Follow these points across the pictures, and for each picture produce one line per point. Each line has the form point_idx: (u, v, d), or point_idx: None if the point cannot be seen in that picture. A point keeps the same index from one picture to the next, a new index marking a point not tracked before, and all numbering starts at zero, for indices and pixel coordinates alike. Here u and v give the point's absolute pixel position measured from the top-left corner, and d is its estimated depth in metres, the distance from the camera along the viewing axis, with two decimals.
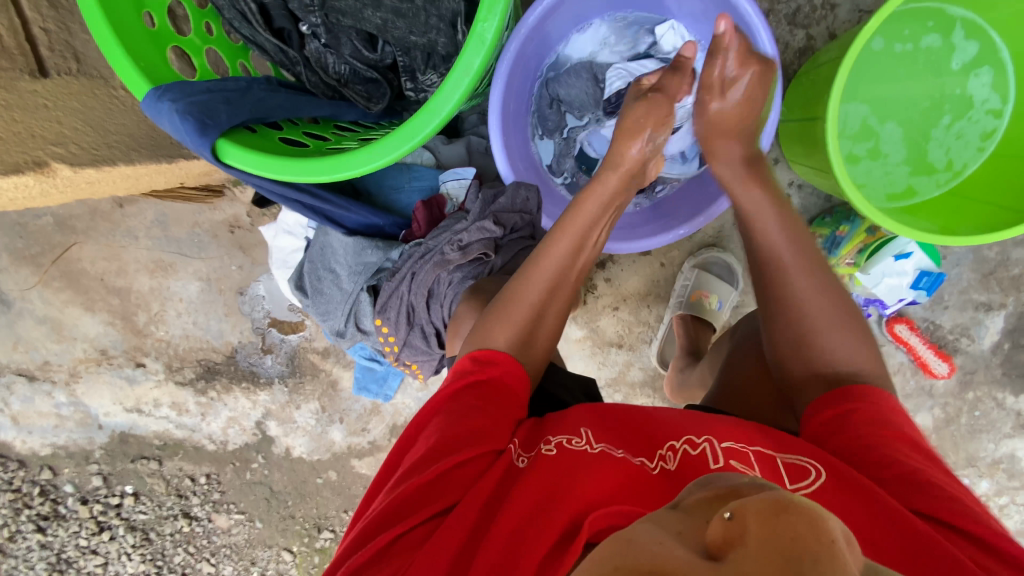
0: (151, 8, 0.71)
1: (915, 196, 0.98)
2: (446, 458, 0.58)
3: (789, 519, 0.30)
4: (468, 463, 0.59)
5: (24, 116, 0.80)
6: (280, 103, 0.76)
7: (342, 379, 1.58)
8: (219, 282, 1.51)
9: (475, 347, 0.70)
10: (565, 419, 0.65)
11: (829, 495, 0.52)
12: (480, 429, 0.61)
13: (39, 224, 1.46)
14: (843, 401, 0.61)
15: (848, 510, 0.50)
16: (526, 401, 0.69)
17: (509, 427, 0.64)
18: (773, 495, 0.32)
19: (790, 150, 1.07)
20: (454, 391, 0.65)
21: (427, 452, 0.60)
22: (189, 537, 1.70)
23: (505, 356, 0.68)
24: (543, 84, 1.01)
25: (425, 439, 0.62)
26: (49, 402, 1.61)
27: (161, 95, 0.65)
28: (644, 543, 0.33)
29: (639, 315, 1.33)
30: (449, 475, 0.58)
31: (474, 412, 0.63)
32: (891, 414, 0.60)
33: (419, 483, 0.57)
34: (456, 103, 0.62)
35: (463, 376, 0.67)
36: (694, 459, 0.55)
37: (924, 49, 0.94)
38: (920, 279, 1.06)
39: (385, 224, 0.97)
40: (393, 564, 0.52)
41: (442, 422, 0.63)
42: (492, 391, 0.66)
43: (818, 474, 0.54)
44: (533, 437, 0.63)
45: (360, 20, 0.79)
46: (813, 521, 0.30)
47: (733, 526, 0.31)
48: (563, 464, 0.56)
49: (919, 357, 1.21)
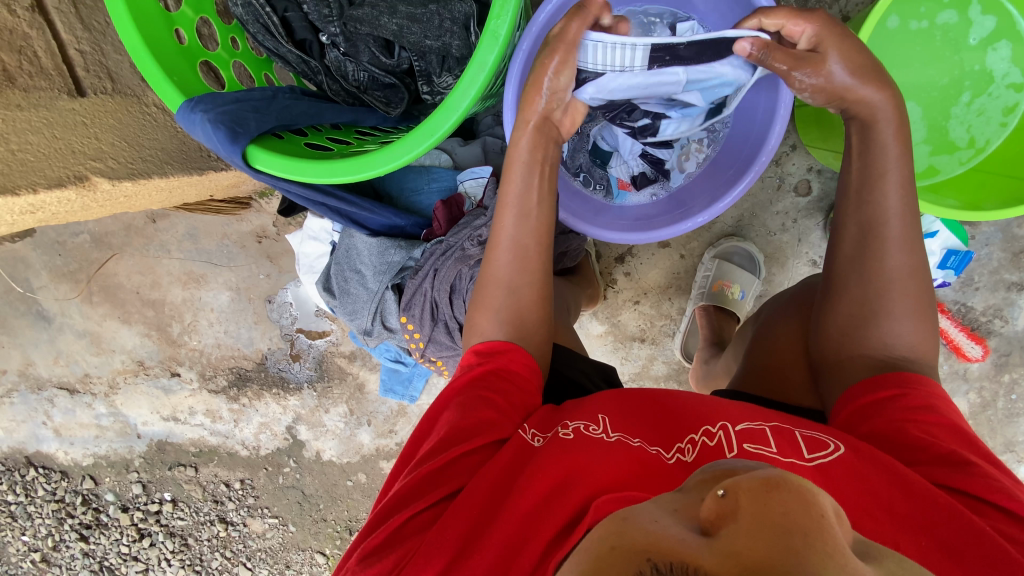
0: (180, 26, 0.75)
1: (937, 175, 0.97)
2: (457, 446, 0.59)
3: (779, 496, 0.31)
4: (476, 450, 0.60)
5: (65, 133, 0.83)
6: (304, 110, 0.79)
7: (368, 382, 1.61)
8: (249, 291, 1.55)
9: (476, 341, 0.73)
10: (582, 405, 0.66)
11: (849, 466, 0.51)
12: (488, 418, 0.62)
13: (77, 242, 1.52)
14: (879, 388, 0.60)
15: (868, 483, 0.50)
16: (537, 388, 0.71)
17: (522, 415, 0.65)
18: (764, 474, 0.33)
19: (808, 135, 1.07)
20: (468, 380, 0.67)
21: (436, 441, 0.61)
22: (225, 542, 1.75)
23: (511, 346, 0.70)
24: None
25: (438, 427, 0.63)
26: (90, 413, 1.68)
27: (195, 106, 0.68)
28: (642, 524, 0.34)
29: (660, 308, 1.33)
30: (459, 461, 0.59)
31: (483, 401, 0.64)
32: (925, 395, 0.58)
33: (427, 470, 0.58)
34: (472, 99, 0.64)
35: (470, 368, 0.69)
36: (713, 447, 0.54)
37: (941, 26, 0.92)
38: (947, 258, 1.03)
39: (406, 225, 0.99)
40: (403, 546, 0.53)
41: (454, 409, 0.64)
42: (501, 379, 0.67)
43: (837, 447, 0.53)
44: (547, 421, 0.64)
45: (376, 27, 0.82)
46: (804, 498, 0.31)
47: (725, 503, 0.32)
48: (578, 447, 0.56)
49: (952, 341, 1.20)
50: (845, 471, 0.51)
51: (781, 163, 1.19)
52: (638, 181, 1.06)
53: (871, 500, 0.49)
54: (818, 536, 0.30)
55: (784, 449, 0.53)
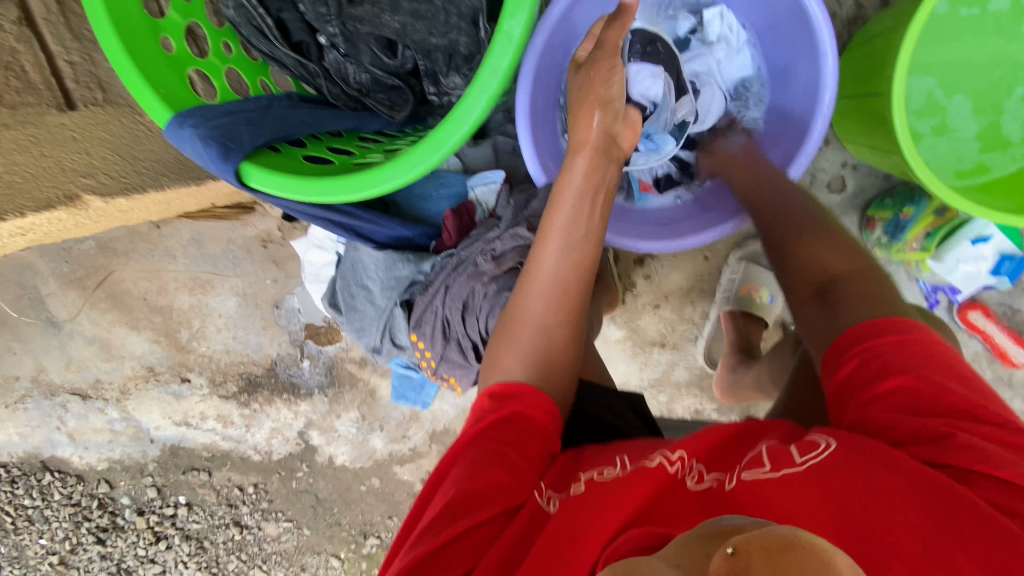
0: (168, 33, 0.71)
1: (987, 173, 0.88)
2: (463, 519, 0.53)
3: (794, 556, 0.31)
4: (486, 522, 0.54)
5: (53, 149, 0.81)
6: (302, 120, 0.73)
7: (380, 388, 1.58)
8: (256, 296, 1.52)
9: (493, 380, 0.68)
10: (597, 454, 0.62)
11: (831, 470, 0.48)
12: (500, 480, 0.56)
13: (82, 248, 1.49)
14: (868, 338, 0.58)
15: (848, 483, 0.47)
16: (555, 434, 0.66)
17: (536, 472, 0.60)
18: (773, 533, 0.33)
19: (842, 127, 0.99)
20: (473, 434, 0.61)
21: (443, 506, 0.55)
22: (241, 545, 1.74)
23: (527, 389, 0.65)
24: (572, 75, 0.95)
25: (442, 492, 0.57)
26: (102, 418, 1.66)
27: (183, 122, 0.63)
28: None
29: (682, 312, 1.27)
30: (467, 535, 0.52)
31: (495, 459, 0.58)
32: (928, 386, 0.52)
33: (431, 547, 0.51)
34: (484, 109, 0.58)
35: (482, 416, 0.64)
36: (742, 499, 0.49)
37: (993, 14, 0.84)
38: (1001, 264, 0.97)
39: (414, 235, 0.93)
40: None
41: (461, 471, 0.58)
42: (513, 429, 0.62)
43: (827, 446, 0.51)
44: (563, 479, 0.59)
45: (378, 25, 0.76)
46: (817, 558, 0.31)
47: (736, 561, 0.31)
48: (591, 505, 0.52)
49: (997, 347, 1.11)
50: (825, 473, 0.48)
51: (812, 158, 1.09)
52: (662, 184, 1.02)
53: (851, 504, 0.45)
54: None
55: (779, 466, 0.50)
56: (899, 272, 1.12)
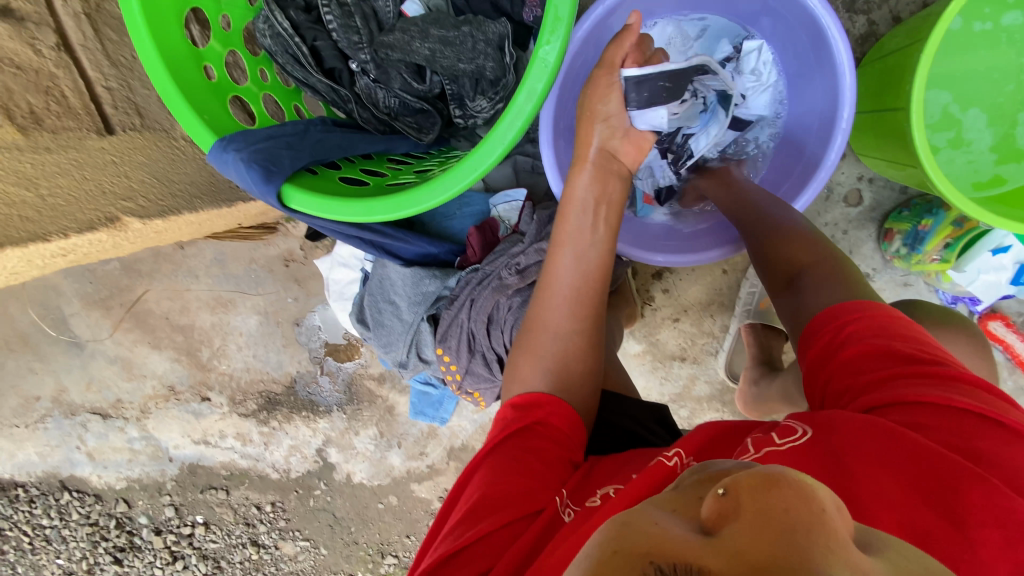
0: (210, 61, 0.73)
1: (1004, 185, 0.90)
2: (481, 523, 0.55)
3: (779, 493, 0.30)
4: (505, 526, 0.55)
5: (94, 173, 0.82)
6: (337, 143, 0.76)
7: (398, 405, 1.59)
8: (277, 314, 1.54)
9: (516, 392, 0.70)
10: (615, 465, 0.62)
11: (815, 447, 0.48)
12: (523, 487, 0.58)
13: (107, 269, 1.52)
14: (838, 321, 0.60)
15: (832, 454, 0.47)
16: (577, 444, 0.66)
17: (557, 480, 0.61)
18: (763, 473, 0.32)
19: (860, 142, 1.00)
20: (494, 444, 0.64)
21: (468, 509, 0.57)
22: (258, 564, 1.73)
23: (549, 398, 0.67)
24: None
25: (465, 500, 0.59)
26: (122, 437, 1.67)
27: (227, 146, 0.65)
28: (641, 527, 0.32)
29: (701, 326, 1.28)
30: (487, 539, 0.54)
31: (518, 466, 0.60)
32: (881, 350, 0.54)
33: (451, 549, 0.54)
34: (518, 131, 0.60)
35: (507, 425, 0.66)
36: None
37: (1006, 28, 0.86)
38: (1020, 273, 0.96)
39: (440, 252, 0.95)
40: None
41: (482, 478, 0.60)
42: (535, 437, 0.64)
43: (805, 432, 0.50)
44: (583, 489, 0.59)
45: (408, 52, 0.79)
46: (804, 494, 0.31)
47: (726, 503, 0.31)
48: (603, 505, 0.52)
49: (1018, 356, 1.11)
50: (808, 451, 0.48)
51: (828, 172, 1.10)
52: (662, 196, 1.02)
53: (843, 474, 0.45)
54: (823, 532, 0.29)
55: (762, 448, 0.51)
56: (917, 282, 1.12)
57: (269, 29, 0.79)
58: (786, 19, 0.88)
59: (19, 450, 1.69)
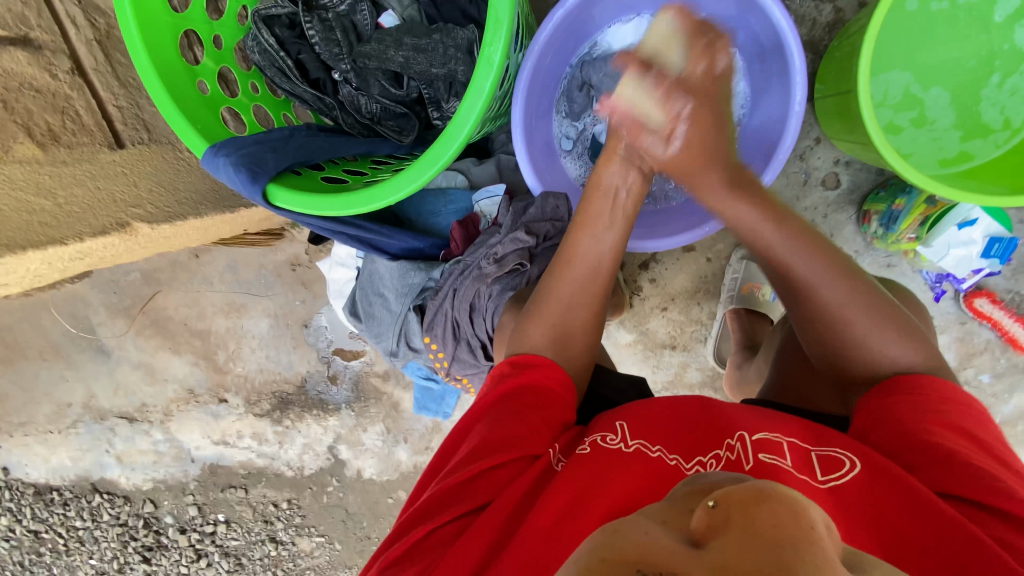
0: (203, 77, 0.82)
1: (971, 160, 0.92)
2: (480, 461, 0.58)
3: (769, 509, 0.34)
4: (503, 466, 0.58)
5: (106, 183, 0.92)
6: (320, 146, 0.82)
7: (404, 400, 1.64)
8: (287, 317, 1.62)
9: (516, 352, 0.72)
10: (602, 421, 0.65)
11: (859, 488, 0.50)
12: (519, 433, 0.60)
13: (130, 279, 1.62)
14: (886, 394, 0.60)
15: (878, 502, 0.49)
16: (570, 402, 0.69)
17: (551, 432, 0.63)
18: (755, 488, 0.36)
19: (832, 127, 1.02)
20: (497, 396, 0.65)
21: (466, 452, 0.60)
22: (277, 560, 1.80)
23: (544, 360, 0.69)
24: (578, 66, 1.02)
25: (466, 441, 0.62)
26: (147, 440, 1.76)
27: (218, 151, 0.73)
28: (632, 537, 0.36)
29: (690, 313, 1.31)
30: (485, 476, 0.57)
31: (513, 416, 0.62)
32: (939, 403, 0.57)
33: (453, 481, 0.57)
34: (473, 124, 0.67)
35: (502, 380, 0.68)
36: (732, 460, 0.53)
37: (963, 6, 0.89)
38: (991, 246, 0.98)
39: (425, 247, 1.02)
40: (423, 559, 0.52)
41: (484, 424, 0.62)
42: (531, 395, 0.65)
43: (852, 465, 0.52)
44: (574, 443, 0.62)
45: (384, 60, 0.85)
46: (794, 511, 0.34)
47: (716, 515, 0.35)
48: (603, 465, 0.55)
49: (1005, 333, 1.11)
50: (855, 495, 0.50)
51: (805, 158, 1.13)
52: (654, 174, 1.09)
53: (878, 522, 0.48)
54: (808, 550, 0.32)
55: (798, 465, 0.52)
56: (900, 263, 1.13)
57: (257, 46, 0.87)
58: (743, 14, 0.91)
59: (54, 455, 1.79)
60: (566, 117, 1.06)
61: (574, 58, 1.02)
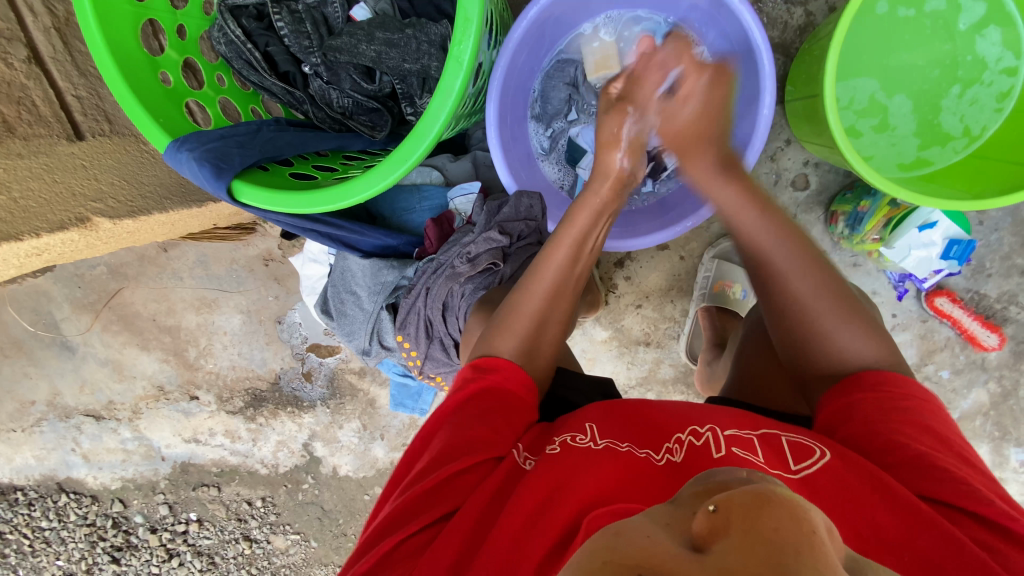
0: (166, 68, 0.80)
1: (930, 166, 0.96)
2: (447, 467, 0.58)
3: (770, 512, 0.31)
4: (469, 470, 0.58)
5: (64, 176, 0.89)
6: (289, 141, 0.81)
7: (379, 397, 1.63)
8: (259, 312, 1.59)
9: (476, 354, 0.72)
10: (571, 419, 0.65)
11: (832, 477, 0.51)
12: (482, 437, 0.61)
13: (94, 273, 1.57)
14: (853, 391, 0.61)
15: (850, 493, 0.50)
16: (533, 406, 0.69)
17: (515, 434, 0.63)
18: (755, 489, 0.33)
19: (800, 130, 1.04)
20: (460, 399, 0.65)
21: (432, 457, 0.60)
22: (251, 559, 1.76)
23: (507, 362, 0.69)
24: (549, 74, 1.04)
25: (430, 448, 0.61)
26: (116, 438, 1.71)
27: (180, 146, 0.71)
28: (632, 537, 0.34)
29: (663, 311, 1.32)
30: (453, 481, 0.57)
31: (476, 421, 0.62)
32: (905, 399, 0.58)
33: (421, 489, 0.56)
34: (442, 123, 0.67)
35: (465, 384, 0.67)
36: (701, 448, 0.54)
37: (929, 14, 0.92)
38: (950, 248, 1.01)
39: (399, 244, 1.01)
40: (397, 569, 0.51)
41: (447, 430, 0.62)
42: (491, 398, 0.65)
43: (822, 454, 0.54)
44: (539, 441, 0.62)
45: (355, 54, 0.83)
46: (795, 514, 0.31)
47: (717, 518, 0.32)
48: (566, 462, 0.55)
49: (965, 330, 1.15)
50: (826, 484, 0.51)
51: (776, 159, 1.14)
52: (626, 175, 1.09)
53: (855, 508, 0.49)
54: (811, 554, 0.30)
55: (770, 459, 0.53)
56: (865, 263, 1.17)
57: (223, 37, 0.86)
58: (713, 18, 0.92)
59: (18, 454, 1.74)
60: (539, 123, 1.06)
61: (546, 58, 1.02)
